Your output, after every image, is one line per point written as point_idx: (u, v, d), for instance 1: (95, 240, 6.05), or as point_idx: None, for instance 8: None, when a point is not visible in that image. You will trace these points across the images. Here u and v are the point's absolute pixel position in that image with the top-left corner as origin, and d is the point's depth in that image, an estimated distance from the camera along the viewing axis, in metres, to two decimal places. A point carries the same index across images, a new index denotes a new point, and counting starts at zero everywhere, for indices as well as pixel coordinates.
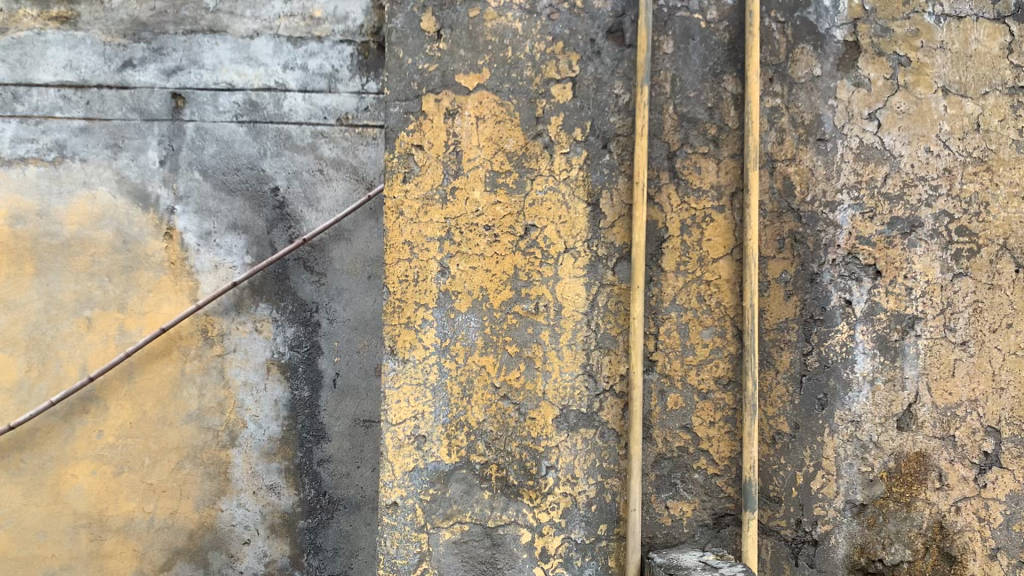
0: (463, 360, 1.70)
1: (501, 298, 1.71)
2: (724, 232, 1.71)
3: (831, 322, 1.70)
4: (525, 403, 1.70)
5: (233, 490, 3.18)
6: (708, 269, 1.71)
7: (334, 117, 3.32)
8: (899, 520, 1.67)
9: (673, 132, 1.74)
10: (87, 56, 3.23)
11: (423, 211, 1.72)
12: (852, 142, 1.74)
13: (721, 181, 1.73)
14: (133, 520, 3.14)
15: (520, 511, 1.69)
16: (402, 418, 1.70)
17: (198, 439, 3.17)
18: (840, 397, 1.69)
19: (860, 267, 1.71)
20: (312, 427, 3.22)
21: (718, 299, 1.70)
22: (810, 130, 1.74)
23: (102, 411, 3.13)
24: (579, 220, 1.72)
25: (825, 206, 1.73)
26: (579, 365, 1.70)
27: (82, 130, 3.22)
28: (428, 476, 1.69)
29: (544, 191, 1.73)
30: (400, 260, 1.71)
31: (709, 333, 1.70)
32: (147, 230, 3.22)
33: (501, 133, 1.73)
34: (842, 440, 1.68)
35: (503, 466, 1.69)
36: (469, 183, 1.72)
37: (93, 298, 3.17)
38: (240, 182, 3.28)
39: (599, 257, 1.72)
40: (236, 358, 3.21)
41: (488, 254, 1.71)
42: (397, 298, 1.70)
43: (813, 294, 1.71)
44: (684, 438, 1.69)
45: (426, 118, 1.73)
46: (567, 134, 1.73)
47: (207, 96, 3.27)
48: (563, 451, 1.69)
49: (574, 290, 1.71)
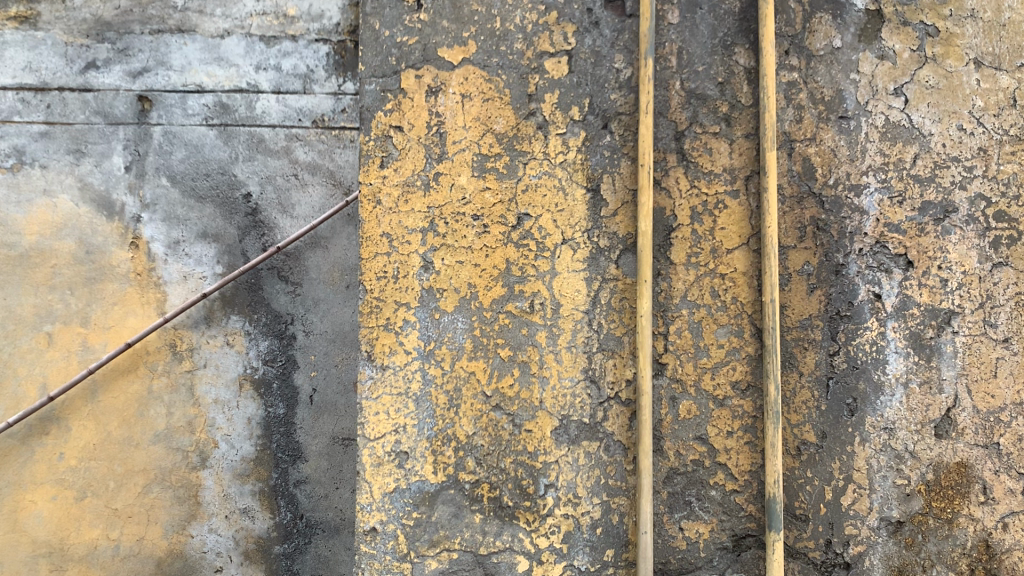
0: (449, 366, 1.52)
1: (491, 295, 1.53)
2: (740, 219, 1.54)
3: (859, 318, 1.53)
4: (520, 414, 1.51)
5: (204, 515, 2.96)
6: (722, 261, 1.53)
7: (309, 119, 3.14)
8: (940, 538, 1.49)
9: (680, 110, 1.57)
10: (48, 58, 3.05)
11: (404, 200, 1.54)
12: (877, 120, 1.57)
13: (735, 163, 1.55)
14: (97, 548, 2.92)
15: (516, 536, 1.49)
16: (382, 433, 1.51)
17: (167, 460, 2.96)
18: (871, 401, 1.51)
19: (889, 256, 1.54)
20: (288, 446, 3.02)
21: (734, 294, 1.52)
22: (831, 107, 1.58)
23: (63, 433, 2.91)
24: (578, 208, 1.54)
25: (850, 189, 1.56)
26: (580, 369, 1.52)
27: (43, 135, 3.03)
28: (412, 498, 1.50)
29: (538, 176, 1.55)
30: (378, 254, 1.53)
31: (724, 333, 1.52)
32: (112, 239, 3.02)
33: (490, 112, 1.55)
34: (875, 450, 1.50)
35: (496, 485, 1.50)
36: (454, 168, 1.54)
37: (54, 313, 2.96)
38: (210, 187, 3.08)
39: (601, 249, 1.54)
40: (206, 374, 3.00)
41: (476, 247, 1.54)
42: (376, 296, 1.52)
43: (839, 287, 1.54)
44: (699, 450, 1.51)
45: (406, 96, 1.55)
46: (562, 112, 1.55)
47: (176, 99, 3.09)
48: (564, 467, 1.50)
49: (574, 286, 1.53)
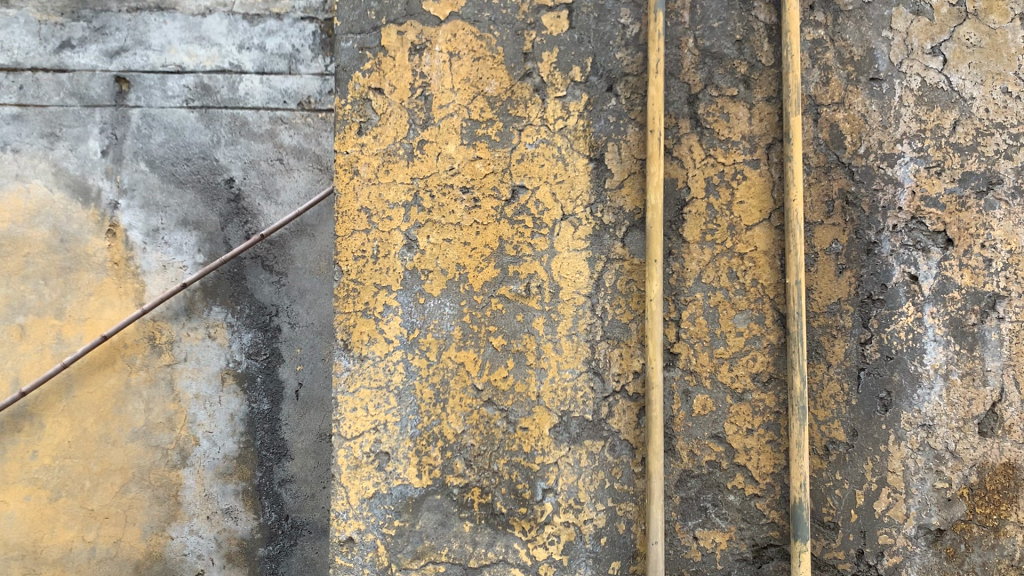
0: (436, 356, 1.36)
1: (483, 278, 1.37)
2: (761, 192, 1.37)
3: (893, 303, 1.37)
4: (515, 409, 1.35)
5: (184, 516, 2.79)
6: (741, 239, 1.36)
7: (294, 101, 2.98)
8: (986, 549, 1.32)
9: (694, 71, 1.41)
10: (21, 36, 2.90)
11: (384, 170, 1.38)
12: (912, 82, 1.41)
13: (755, 130, 1.38)
14: (72, 551, 2.74)
15: (511, 547, 1.33)
16: (360, 432, 1.36)
17: (146, 458, 2.79)
18: (907, 395, 1.35)
19: (927, 234, 1.38)
20: (272, 444, 2.85)
21: (754, 276, 1.36)
22: (861, 68, 1.41)
23: (36, 430, 2.73)
24: (580, 179, 1.38)
25: (882, 159, 1.40)
26: (583, 361, 1.35)
27: (15, 117, 2.86)
28: (394, 504, 1.34)
29: (535, 144, 1.38)
30: (355, 231, 1.37)
31: (743, 319, 1.35)
32: (88, 227, 2.86)
33: (482, 73, 1.39)
34: (912, 450, 1.34)
35: (488, 489, 1.34)
36: (441, 135, 1.38)
37: (26, 304, 2.78)
38: (191, 173, 2.91)
39: (606, 225, 1.37)
40: (187, 368, 2.83)
41: (466, 223, 1.37)
42: (353, 278, 1.37)
43: (871, 268, 1.38)
44: (715, 451, 1.35)
45: (387, 55, 1.39)
46: (562, 73, 1.39)
47: (155, 80, 2.93)
48: (565, 470, 1.34)
49: (575, 267, 1.37)
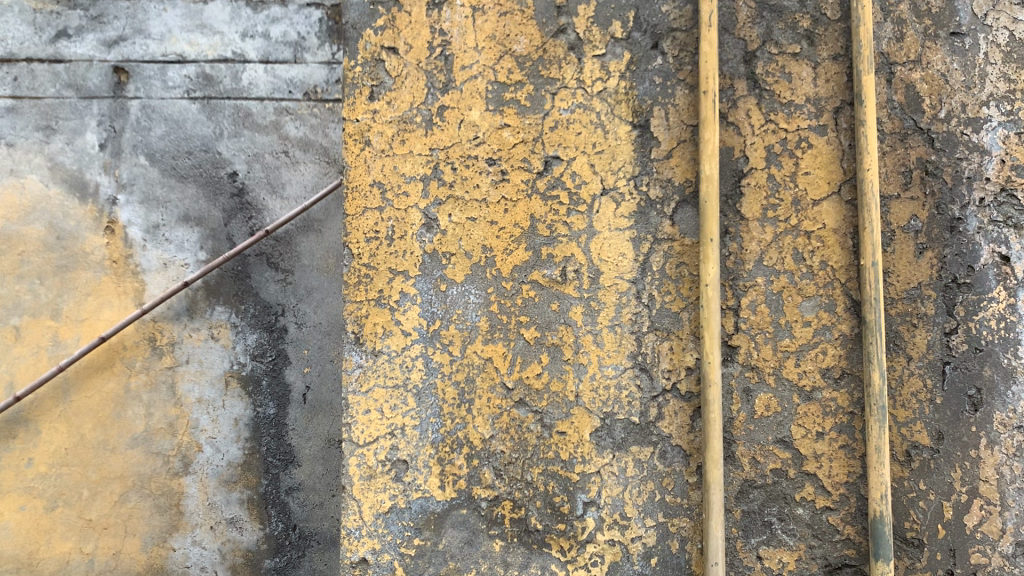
0: (460, 351, 1.19)
1: (513, 261, 1.20)
2: (829, 161, 1.20)
3: (981, 287, 1.19)
4: (551, 412, 1.18)
5: (187, 526, 2.62)
6: (807, 215, 1.20)
7: (300, 91, 2.83)
8: None
9: (749, 25, 1.24)
10: (15, 26, 2.77)
11: (399, 139, 1.21)
12: (1000, 37, 1.23)
13: (821, 92, 1.21)
14: (69, 564, 2.57)
15: (547, 568, 1.16)
16: (373, 437, 1.19)
17: (146, 465, 2.63)
18: (1000, 393, 1.18)
19: (1019, 208, 1.21)
20: (279, 450, 2.68)
21: (823, 257, 1.18)
22: (940, 22, 1.24)
23: (32, 437, 2.57)
24: (622, 149, 1.21)
25: (966, 125, 1.22)
26: (628, 356, 1.18)
27: (9, 110, 2.73)
28: (413, 520, 1.17)
29: (571, 110, 1.22)
30: (367, 210, 1.21)
31: (811, 306, 1.18)
32: (86, 223, 2.70)
33: (510, 31, 1.22)
34: (1007, 456, 1.17)
35: (521, 503, 1.17)
36: (464, 100, 1.22)
37: (21, 304, 2.62)
38: (193, 166, 2.76)
39: (652, 201, 1.20)
40: (189, 371, 2.67)
41: (493, 199, 1.21)
42: (365, 262, 1.20)
43: (955, 247, 1.21)
44: (781, 458, 1.18)
45: (402, 11, 1.23)
46: (600, 30, 1.22)
47: (155, 70, 2.80)
48: (609, 480, 1.17)
49: (618, 249, 1.20)
